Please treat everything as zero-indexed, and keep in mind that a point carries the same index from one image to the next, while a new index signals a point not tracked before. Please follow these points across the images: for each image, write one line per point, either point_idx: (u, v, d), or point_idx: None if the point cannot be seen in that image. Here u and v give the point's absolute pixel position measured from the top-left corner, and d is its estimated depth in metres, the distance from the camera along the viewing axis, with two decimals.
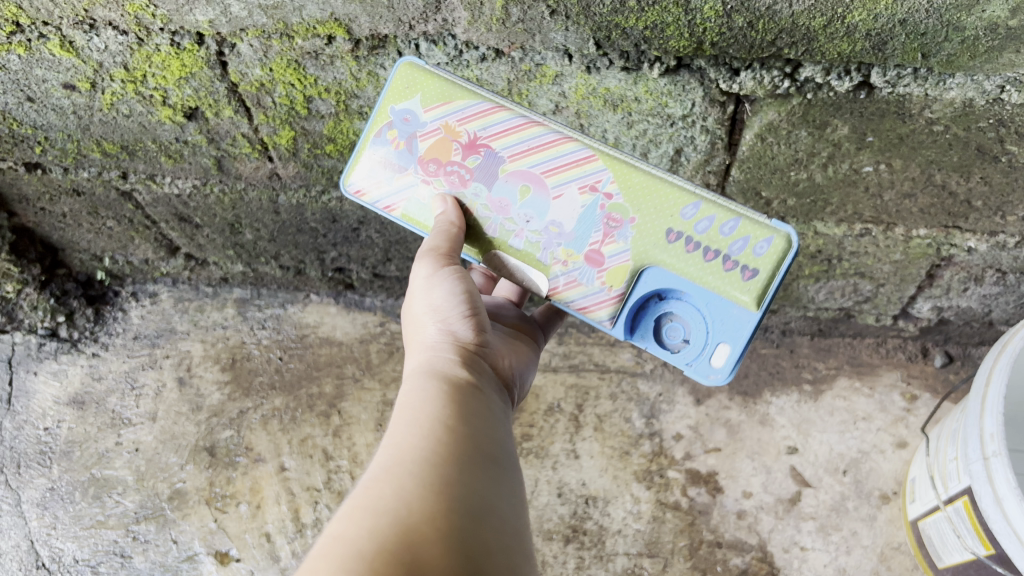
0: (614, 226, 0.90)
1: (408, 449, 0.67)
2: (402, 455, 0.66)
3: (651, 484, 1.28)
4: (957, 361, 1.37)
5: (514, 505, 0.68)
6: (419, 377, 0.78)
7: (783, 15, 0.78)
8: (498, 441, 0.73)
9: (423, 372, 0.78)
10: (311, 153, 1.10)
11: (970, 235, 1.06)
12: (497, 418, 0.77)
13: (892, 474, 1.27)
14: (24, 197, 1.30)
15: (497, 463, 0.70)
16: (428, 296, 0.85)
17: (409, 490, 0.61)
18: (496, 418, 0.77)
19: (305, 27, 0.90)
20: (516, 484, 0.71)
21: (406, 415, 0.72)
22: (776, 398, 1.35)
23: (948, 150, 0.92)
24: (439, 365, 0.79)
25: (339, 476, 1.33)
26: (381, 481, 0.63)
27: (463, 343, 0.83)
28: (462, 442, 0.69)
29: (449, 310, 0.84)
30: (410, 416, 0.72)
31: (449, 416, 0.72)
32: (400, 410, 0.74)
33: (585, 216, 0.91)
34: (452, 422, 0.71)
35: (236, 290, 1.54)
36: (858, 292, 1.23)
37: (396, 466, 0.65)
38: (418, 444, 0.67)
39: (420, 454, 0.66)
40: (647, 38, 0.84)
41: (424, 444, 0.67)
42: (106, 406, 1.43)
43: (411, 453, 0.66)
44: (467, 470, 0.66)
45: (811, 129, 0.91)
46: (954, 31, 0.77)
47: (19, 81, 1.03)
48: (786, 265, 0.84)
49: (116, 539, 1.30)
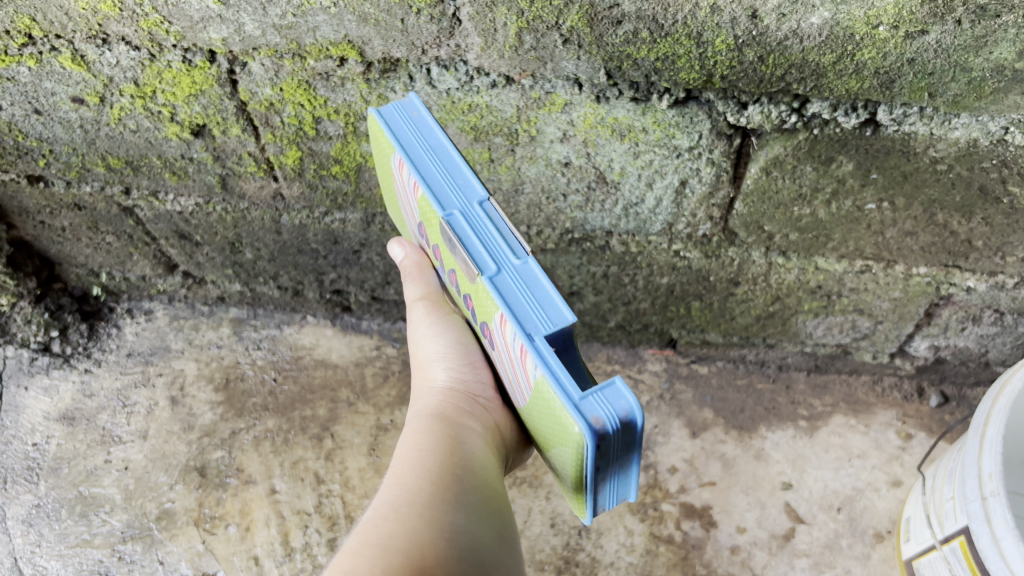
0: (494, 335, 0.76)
1: (416, 491, 0.69)
2: (413, 496, 0.68)
3: (645, 517, 1.27)
4: (953, 402, 1.37)
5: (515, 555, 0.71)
6: (422, 419, 0.80)
7: (793, 50, 0.79)
8: (501, 490, 0.75)
9: (430, 416, 0.80)
10: (317, 174, 1.10)
11: (970, 275, 1.06)
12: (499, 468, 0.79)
13: (886, 513, 1.25)
14: (24, 210, 1.30)
15: (502, 515, 0.73)
16: (435, 342, 0.86)
17: (420, 532, 0.64)
18: (499, 469, 0.79)
19: (318, 48, 0.91)
20: (516, 534, 0.74)
21: (412, 458, 0.73)
22: (771, 433, 1.35)
23: (951, 190, 0.92)
24: (446, 410, 0.81)
25: (329, 500, 1.31)
26: (391, 519, 0.65)
27: (472, 393, 0.84)
28: (470, 489, 0.72)
29: (461, 357, 0.85)
30: (417, 458, 0.73)
31: (456, 463, 0.73)
32: (406, 449, 0.75)
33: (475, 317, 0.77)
34: (459, 471, 0.73)
35: (232, 309, 1.55)
36: (856, 329, 1.24)
37: (404, 507, 0.66)
38: (427, 486, 0.69)
39: (431, 501, 0.68)
40: (658, 70, 0.85)
41: (431, 489, 0.69)
42: (97, 423, 1.42)
43: (421, 495, 0.68)
44: (473, 517, 0.69)
45: (816, 164, 0.92)
46: (961, 72, 0.78)
47: (28, 94, 1.03)
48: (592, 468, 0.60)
49: (101, 560, 1.26)
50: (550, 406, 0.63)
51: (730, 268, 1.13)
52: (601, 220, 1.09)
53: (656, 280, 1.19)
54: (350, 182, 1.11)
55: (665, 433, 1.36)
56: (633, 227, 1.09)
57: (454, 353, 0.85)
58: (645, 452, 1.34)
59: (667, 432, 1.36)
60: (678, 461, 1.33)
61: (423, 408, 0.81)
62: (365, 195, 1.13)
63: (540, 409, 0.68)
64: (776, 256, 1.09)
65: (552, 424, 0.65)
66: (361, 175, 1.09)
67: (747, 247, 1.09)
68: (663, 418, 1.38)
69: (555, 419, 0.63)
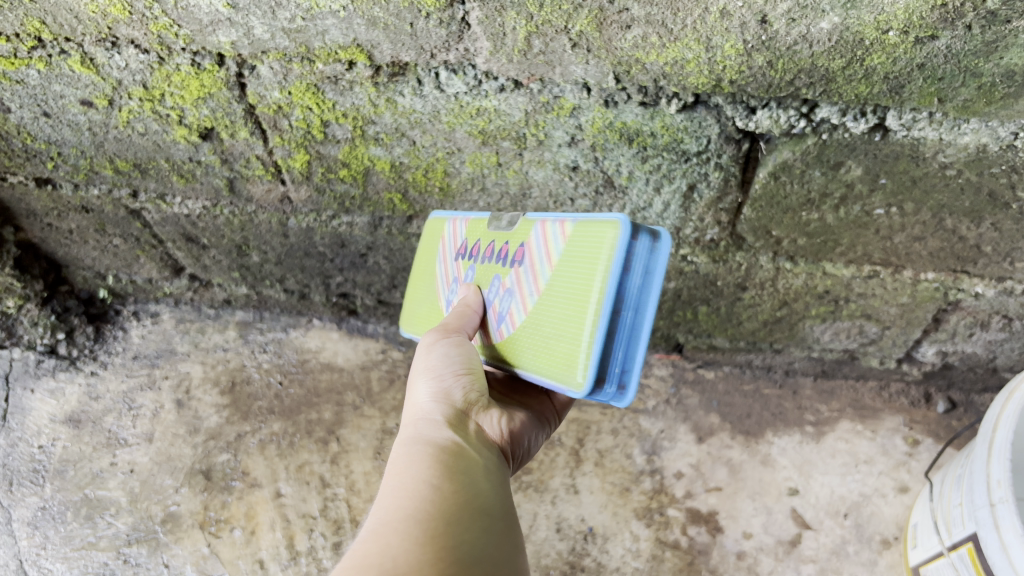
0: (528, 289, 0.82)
1: (393, 510, 0.66)
2: (389, 516, 0.65)
3: (651, 522, 1.27)
4: (960, 408, 1.36)
5: (510, 553, 0.67)
6: (404, 441, 0.77)
7: (802, 55, 0.79)
8: (489, 492, 0.72)
9: (411, 436, 0.76)
10: (324, 178, 1.10)
11: (978, 281, 1.06)
12: (490, 470, 0.75)
13: (894, 520, 1.24)
14: (32, 213, 1.30)
15: (492, 516, 0.69)
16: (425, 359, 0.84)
17: (395, 546, 0.61)
18: (489, 471, 0.75)
19: (327, 51, 0.91)
20: (512, 531, 0.70)
21: (390, 482, 0.70)
22: (778, 438, 1.35)
23: (960, 195, 0.92)
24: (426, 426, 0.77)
25: (334, 503, 1.31)
26: (367, 542, 0.62)
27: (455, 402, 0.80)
28: (450, 496, 0.68)
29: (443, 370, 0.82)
30: (395, 481, 0.70)
31: (435, 474, 0.70)
32: (388, 475, 0.72)
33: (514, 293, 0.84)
34: (439, 481, 0.69)
35: (238, 312, 1.56)
36: (863, 334, 1.23)
37: (381, 529, 0.64)
38: (403, 504, 0.66)
39: (406, 515, 0.65)
40: (667, 74, 0.85)
41: (410, 505, 0.66)
42: (103, 426, 1.42)
43: (397, 512, 0.65)
44: (455, 523, 0.65)
45: (824, 169, 0.92)
46: (971, 77, 0.78)
47: (36, 96, 1.03)
48: (617, 260, 0.71)
49: (106, 562, 1.26)
50: (578, 248, 0.76)
51: (737, 273, 1.12)
52: None
53: (663, 285, 1.19)
54: (358, 186, 1.11)
55: (671, 438, 1.36)
56: None
57: (443, 364, 0.82)
58: (651, 457, 1.34)
59: (674, 437, 1.36)
60: (684, 465, 1.32)
61: (407, 429, 0.79)
62: (372, 199, 1.13)
63: (561, 273, 0.77)
64: (784, 261, 1.09)
65: (571, 263, 0.76)
66: (369, 179, 1.09)
67: (755, 252, 1.08)
68: (669, 423, 1.38)
69: (581, 252, 0.75)
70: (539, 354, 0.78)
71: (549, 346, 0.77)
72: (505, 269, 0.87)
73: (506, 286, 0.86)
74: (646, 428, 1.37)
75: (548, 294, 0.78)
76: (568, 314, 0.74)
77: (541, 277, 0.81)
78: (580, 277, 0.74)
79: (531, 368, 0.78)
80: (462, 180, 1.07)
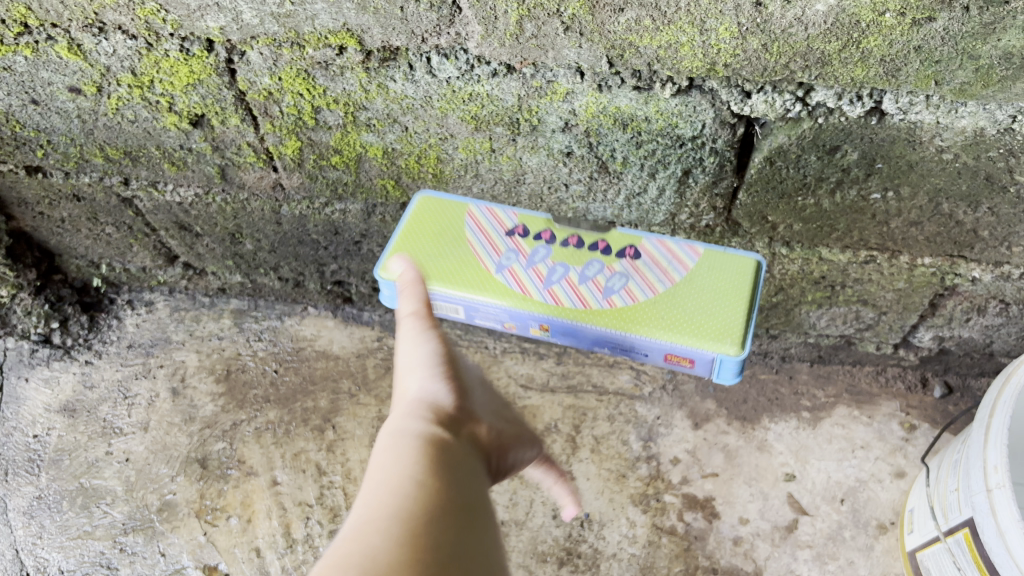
0: (641, 271, 0.95)
1: (373, 513, 0.48)
2: (368, 524, 0.47)
3: (647, 508, 1.28)
4: (956, 392, 1.36)
5: None
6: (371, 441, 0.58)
7: (798, 38, 0.79)
8: (487, 506, 0.52)
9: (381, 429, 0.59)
10: (317, 164, 1.09)
11: (975, 265, 1.05)
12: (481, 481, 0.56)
13: (890, 504, 1.26)
14: (23, 201, 1.29)
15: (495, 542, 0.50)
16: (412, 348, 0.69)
17: None
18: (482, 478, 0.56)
19: (317, 36, 0.90)
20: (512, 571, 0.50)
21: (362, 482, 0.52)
22: (774, 424, 1.35)
23: (957, 179, 0.91)
24: (404, 418, 0.59)
25: (331, 491, 1.32)
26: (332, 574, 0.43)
27: (442, 393, 0.63)
28: (447, 499, 0.50)
29: (433, 363, 0.66)
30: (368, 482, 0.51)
31: (422, 470, 0.52)
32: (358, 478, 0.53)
33: (619, 270, 0.95)
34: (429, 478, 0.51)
35: (233, 300, 1.54)
36: (860, 319, 1.23)
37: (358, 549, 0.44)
38: (384, 511, 0.47)
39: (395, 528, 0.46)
40: (660, 58, 0.84)
41: (396, 509, 0.47)
42: (98, 415, 1.42)
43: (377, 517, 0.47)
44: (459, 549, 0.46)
45: (820, 153, 0.91)
46: (969, 59, 0.77)
47: (24, 83, 1.02)
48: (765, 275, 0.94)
49: (102, 551, 1.28)
50: (716, 260, 0.95)
51: None
52: (604, 211, 1.08)
53: None
54: (350, 173, 1.10)
55: (667, 424, 1.36)
56: (636, 217, 1.08)
57: (433, 354, 0.67)
58: (647, 443, 1.34)
59: (670, 423, 1.36)
60: (681, 451, 1.33)
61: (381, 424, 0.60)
62: (365, 185, 1.12)
63: (703, 274, 0.94)
64: (780, 246, 1.08)
65: (706, 267, 0.94)
66: (361, 166, 1.08)
67: (751, 237, 1.08)
68: (665, 410, 1.37)
69: (714, 267, 0.94)
70: (671, 319, 0.90)
71: (692, 322, 0.89)
72: (608, 257, 0.96)
73: (615, 269, 0.95)
74: (642, 415, 1.37)
75: (685, 282, 0.93)
76: (724, 301, 0.91)
77: (675, 269, 0.94)
78: (721, 280, 0.93)
79: (674, 333, 0.89)
80: (454, 166, 1.05)
